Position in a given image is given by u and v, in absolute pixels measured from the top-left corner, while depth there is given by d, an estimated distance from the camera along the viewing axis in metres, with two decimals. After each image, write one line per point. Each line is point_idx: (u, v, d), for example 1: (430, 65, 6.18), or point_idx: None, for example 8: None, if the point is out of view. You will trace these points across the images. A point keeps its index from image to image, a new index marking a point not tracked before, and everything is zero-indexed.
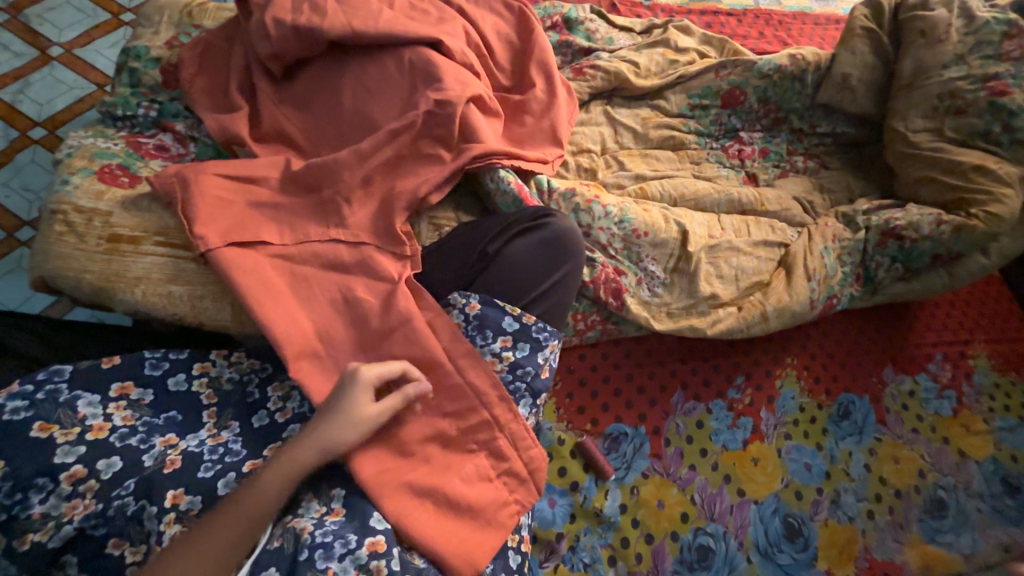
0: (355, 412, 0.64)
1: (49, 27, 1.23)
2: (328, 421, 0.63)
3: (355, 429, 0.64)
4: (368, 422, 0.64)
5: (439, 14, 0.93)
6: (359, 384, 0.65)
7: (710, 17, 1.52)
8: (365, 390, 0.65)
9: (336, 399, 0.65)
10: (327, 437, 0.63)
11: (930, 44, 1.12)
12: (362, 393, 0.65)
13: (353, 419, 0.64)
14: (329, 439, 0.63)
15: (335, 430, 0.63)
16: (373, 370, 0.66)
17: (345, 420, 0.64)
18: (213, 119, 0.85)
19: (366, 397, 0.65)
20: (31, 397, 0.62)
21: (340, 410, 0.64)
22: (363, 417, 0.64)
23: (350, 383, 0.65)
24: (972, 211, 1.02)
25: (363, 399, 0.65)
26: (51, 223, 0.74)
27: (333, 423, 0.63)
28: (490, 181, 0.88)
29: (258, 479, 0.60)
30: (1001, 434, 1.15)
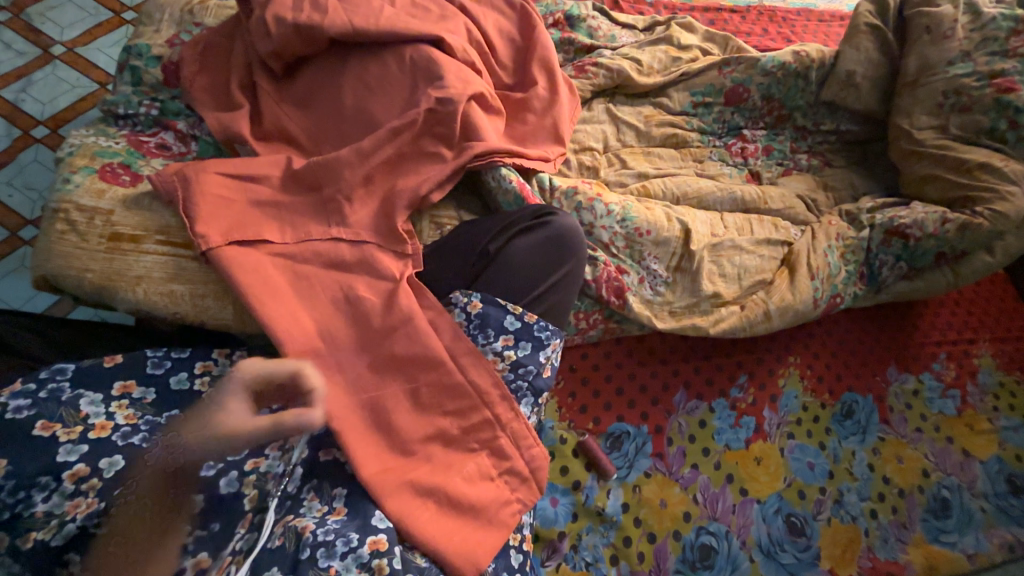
0: (219, 419, 0.56)
1: (51, 25, 1.23)
2: (188, 429, 0.58)
3: (216, 439, 0.56)
4: (230, 432, 0.55)
5: (440, 11, 0.93)
6: (229, 387, 0.57)
7: (713, 14, 1.51)
8: (240, 393, 0.57)
9: (206, 404, 0.58)
10: (187, 443, 0.57)
11: (936, 41, 1.11)
12: (231, 397, 0.57)
13: (216, 427, 0.56)
14: (188, 446, 0.57)
15: (194, 437, 0.57)
16: (251, 370, 0.58)
17: (205, 425, 0.57)
18: (214, 117, 0.85)
19: (236, 401, 0.57)
20: (33, 396, 0.62)
21: (202, 416, 0.57)
22: (225, 424, 0.56)
23: (222, 387, 0.58)
24: (978, 209, 1.02)
25: (229, 405, 0.57)
26: (52, 222, 0.74)
27: (193, 431, 0.57)
28: (492, 179, 0.88)
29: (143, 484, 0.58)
30: (1006, 433, 1.14)
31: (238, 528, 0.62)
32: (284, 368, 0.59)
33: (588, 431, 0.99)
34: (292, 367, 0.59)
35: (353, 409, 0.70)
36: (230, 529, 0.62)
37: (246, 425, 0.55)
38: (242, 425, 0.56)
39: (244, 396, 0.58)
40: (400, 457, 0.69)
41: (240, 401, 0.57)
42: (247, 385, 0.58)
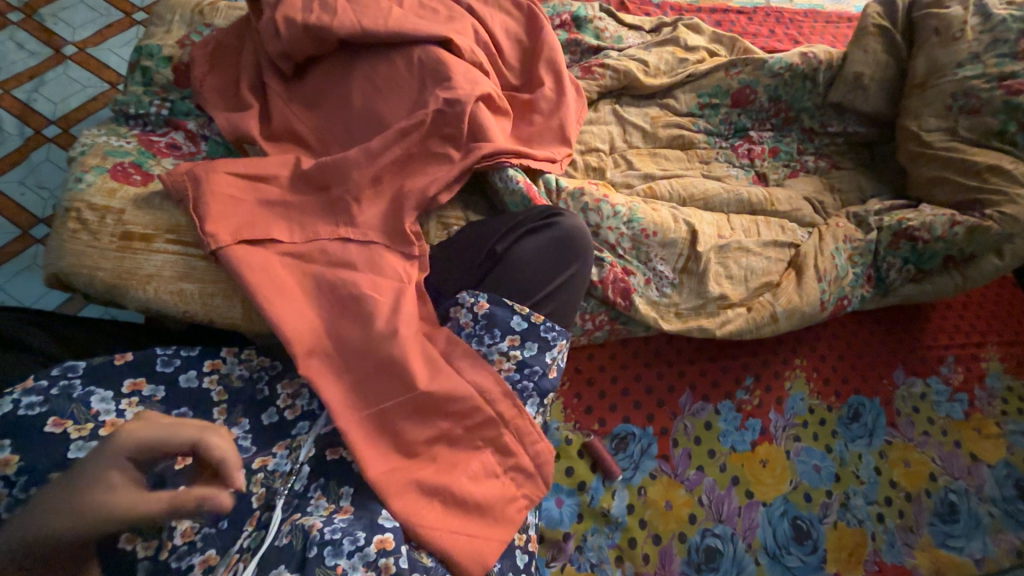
0: (108, 494, 0.50)
1: (63, 26, 1.24)
2: (64, 506, 0.50)
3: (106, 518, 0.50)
4: (122, 511, 0.50)
5: (448, 12, 0.93)
6: (110, 456, 0.52)
7: (720, 15, 1.51)
8: (115, 463, 0.52)
9: (82, 472, 0.51)
10: (64, 521, 0.50)
11: (945, 42, 1.10)
12: (112, 469, 0.51)
13: (106, 505, 0.50)
14: (67, 526, 0.50)
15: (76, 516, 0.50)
16: (133, 442, 0.52)
17: (92, 502, 0.50)
18: (223, 117, 0.86)
19: (116, 475, 0.51)
20: (45, 393, 0.63)
21: (85, 491, 0.50)
22: (117, 502, 0.50)
23: (100, 455, 0.52)
24: (987, 212, 1.01)
25: (117, 477, 0.51)
26: (65, 221, 0.75)
27: (73, 509, 0.50)
28: (499, 180, 0.88)
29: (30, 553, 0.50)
30: (1014, 437, 1.13)
31: (246, 526, 0.64)
32: (172, 438, 0.54)
33: (594, 432, 0.99)
34: (187, 439, 0.54)
35: (360, 407, 0.70)
36: (239, 526, 0.64)
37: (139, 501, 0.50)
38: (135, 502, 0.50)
39: (124, 468, 0.52)
40: (405, 456, 0.69)
41: (122, 472, 0.52)
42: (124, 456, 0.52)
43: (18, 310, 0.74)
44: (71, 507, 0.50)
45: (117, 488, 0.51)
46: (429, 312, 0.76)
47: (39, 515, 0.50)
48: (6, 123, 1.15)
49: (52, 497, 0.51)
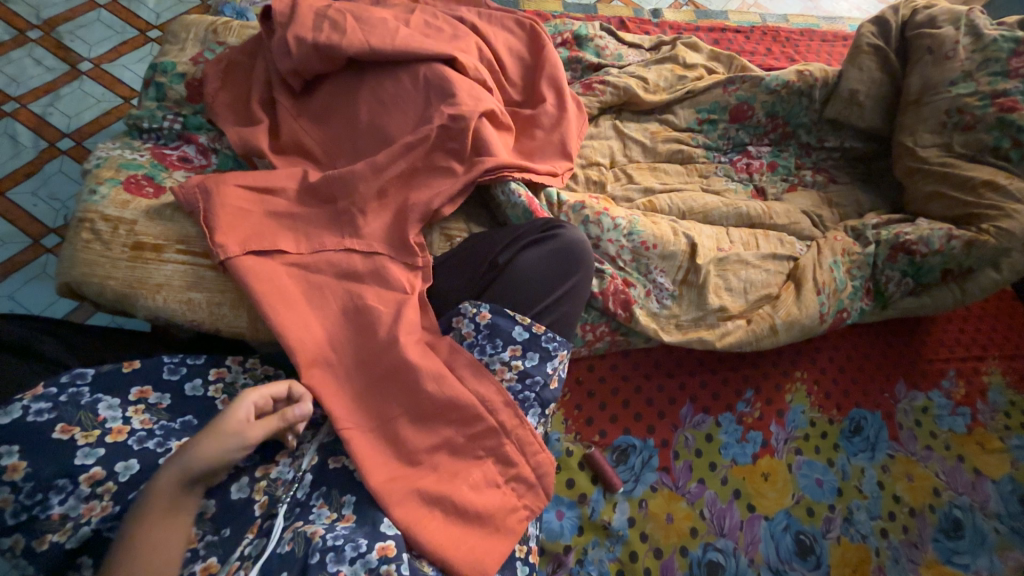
0: (233, 425, 0.61)
1: (80, 43, 1.28)
2: (197, 448, 0.59)
3: (231, 448, 0.60)
4: (246, 438, 0.61)
5: (453, 31, 0.96)
6: (238, 398, 0.63)
7: (718, 34, 1.55)
8: (239, 406, 0.62)
9: (212, 420, 0.61)
10: (196, 458, 0.58)
11: (938, 61, 1.13)
12: (238, 407, 0.62)
13: (235, 434, 0.60)
14: (201, 460, 0.58)
15: (207, 450, 0.59)
16: (256, 391, 0.64)
17: (219, 436, 0.59)
18: (234, 131, 0.88)
19: (242, 412, 0.62)
20: (54, 400, 0.63)
21: (214, 426, 0.60)
22: (243, 430, 0.61)
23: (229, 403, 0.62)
24: (983, 226, 1.02)
25: (240, 414, 0.62)
26: (78, 231, 0.77)
27: (201, 448, 0.59)
28: (501, 193, 0.90)
29: (155, 489, 0.57)
30: (1018, 452, 1.13)
31: (247, 534, 0.64)
32: (282, 385, 0.66)
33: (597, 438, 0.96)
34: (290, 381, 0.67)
35: (363, 415, 0.71)
36: (240, 534, 0.64)
37: (263, 429, 0.62)
38: (261, 429, 0.62)
39: (250, 409, 0.63)
40: (407, 465, 0.70)
41: (246, 411, 0.62)
42: (248, 397, 0.63)
43: (26, 316, 0.75)
44: (202, 446, 0.59)
45: (242, 422, 0.61)
46: (431, 322, 0.77)
47: (174, 461, 0.58)
48: (22, 136, 1.18)
49: (186, 443, 0.59)
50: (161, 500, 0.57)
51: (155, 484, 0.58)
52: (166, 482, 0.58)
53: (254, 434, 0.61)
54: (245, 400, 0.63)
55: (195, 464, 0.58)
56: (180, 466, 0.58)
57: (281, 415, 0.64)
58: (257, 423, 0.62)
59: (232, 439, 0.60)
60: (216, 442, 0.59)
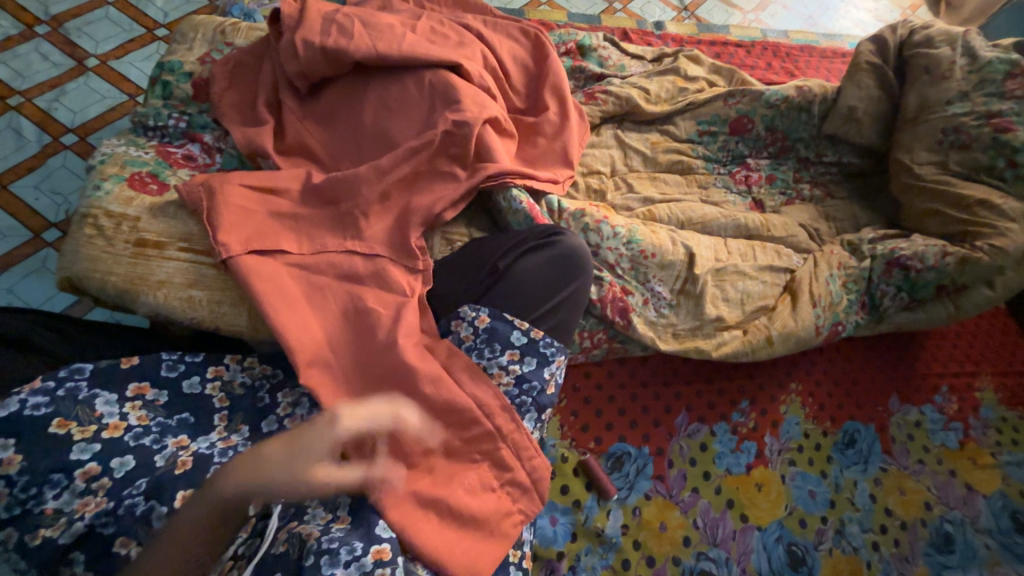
0: (319, 469, 0.58)
1: (87, 39, 1.29)
2: (278, 479, 0.57)
3: (308, 487, 0.58)
4: (327, 484, 0.58)
5: (459, 38, 0.98)
6: (330, 437, 0.59)
7: (719, 47, 1.57)
8: (329, 443, 0.59)
9: (301, 440, 0.58)
10: (273, 486, 0.57)
11: (934, 81, 1.15)
12: (328, 444, 0.59)
13: (317, 479, 0.58)
14: (277, 490, 0.57)
15: (286, 485, 0.57)
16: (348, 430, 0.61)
17: (303, 474, 0.57)
18: (239, 131, 0.89)
19: (330, 455, 0.59)
20: (52, 394, 0.63)
21: (304, 463, 0.57)
22: (327, 478, 0.58)
23: (322, 428, 0.59)
24: (977, 244, 1.04)
25: (327, 455, 0.59)
26: (81, 226, 0.77)
27: (280, 478, 0.57)
28: (503, 199, 0.91)
29: (219, 499, 0.56)
30: (1009, 468, 1.14)
31: (240, 533, 0.64)
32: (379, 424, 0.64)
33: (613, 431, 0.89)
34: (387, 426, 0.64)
35: None
36: None
37: (344, 476, 0.60)
38: (342, 475, 0.60)
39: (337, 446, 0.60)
40: (403, 467, 0.70)
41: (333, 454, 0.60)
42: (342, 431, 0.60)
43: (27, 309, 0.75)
44: (286, 470, 0.57)
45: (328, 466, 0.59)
46: (430, 325, 0.78)
47: (252, 481, 0.56)
48: (26, 130, 1.18)
49: (268, 456, 0.57)
50: (223, 509, 0.57)
51: (225, 488, 0.56)
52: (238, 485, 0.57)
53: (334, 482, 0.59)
54: (334, 438, 0.60)
55: (269, 481, 0.57)
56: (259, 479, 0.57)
57: (364, 469, 0.62)
58: (342, 470, 0.60)
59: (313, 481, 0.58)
60: (297, 479, 0.57)
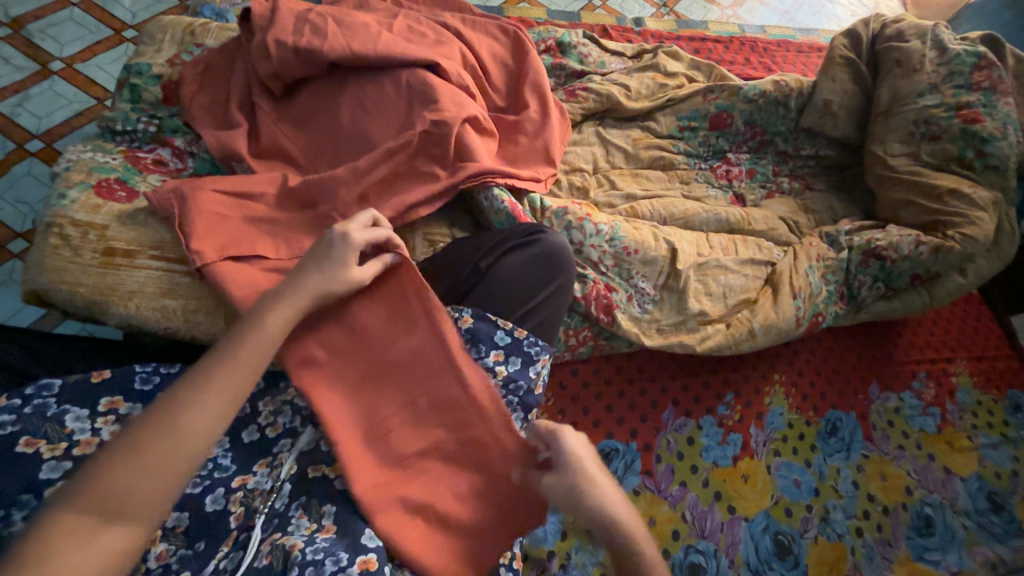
0: (349, 267, 0.69)
1: (51, 42, 1.25)
2: (319, 276, 0.67)
3: (346, 283, 0.68)
4: (356, 277, 0.69)
5: (436, 37, 0.97)
6: (345, 237, 0.69)
7: (698, 43, 1.58)
8: (347, 248, 0.69)
9: (325, 258, 0.68)
10: (319, 284, 0.66)
11: (906, 73, 1.17)
12: (347, 247, 0.69)
13: (344, 272, 0.68)
14: (322, 286, 0.66)
15: (326, 280, 0.67)
16: (358, 236, 0.70)
17: (336, 270, 0.68)
18: (211, 135, 0.87)
19: (352, 254, 0.69)
20: (17, 412, 0.61)
21: (334, 261, 0.68)
22: (356, 271, 0.69)
23: (331, 237, 0.69)
24: (949, 233, 1.06)
25: (348, 256, 0.69)
26: (46, 236, 0.75)
27: (319, 275, 0.67)
28: (484, 199, 0.90)
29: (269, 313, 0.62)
30: (985, 450, 1.17)
31: (222, 547, 0.62)
32: (383, 232, 0.73)
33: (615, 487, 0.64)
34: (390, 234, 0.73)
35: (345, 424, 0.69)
36: (214, 547, 0.62)
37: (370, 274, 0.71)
38: (367, 272, 0.71)
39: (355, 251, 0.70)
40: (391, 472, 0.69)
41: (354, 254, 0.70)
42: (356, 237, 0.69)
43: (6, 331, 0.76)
44: (315, 282, 0.66)
45: (353, 265, 0.69)
46: None
47: (301, 284, 0.66)
48: None
49: (296, 274, 0.66)
50: (278, 320, 0.62)
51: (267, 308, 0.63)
52: (272, 317, 0.62)
53: (362, 275, 0.70)
54: (353, 236, 0.69)
55: (310, 300, 0.65)
56: (295, 301, 0.64)
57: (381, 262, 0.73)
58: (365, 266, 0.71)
59: (343, 274, 0.68)
60: (334, 277, 0.67)
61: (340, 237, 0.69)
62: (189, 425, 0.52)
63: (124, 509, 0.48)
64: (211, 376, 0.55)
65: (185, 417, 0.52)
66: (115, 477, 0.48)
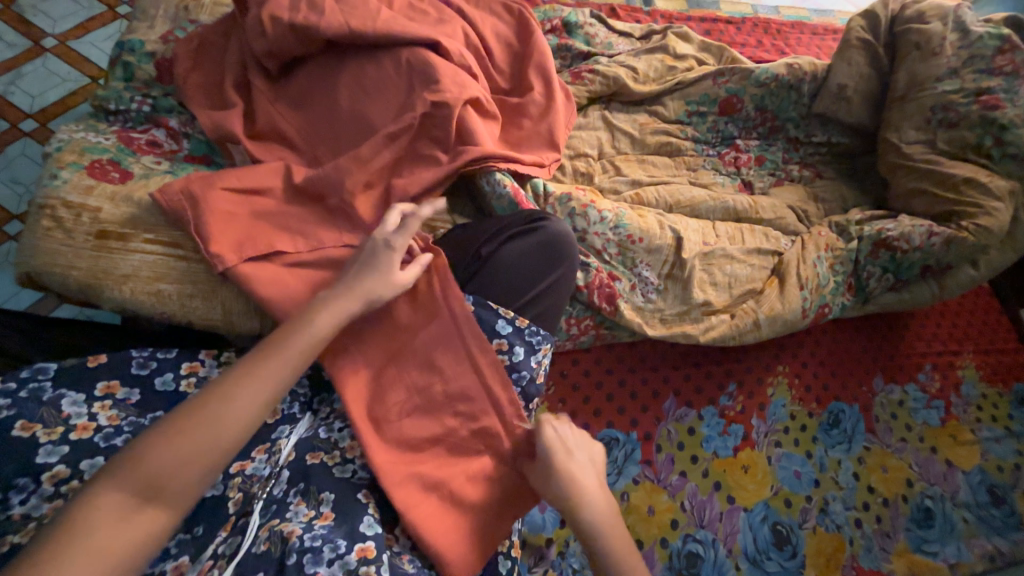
0: (391, 272, 0.69)
1: (43, 18, 1.22)
2: (363, 280, 0.67)
3: (391, 285, 0.68)
4: (400, 282, 0.69)
5: (438, 15, 0.93)
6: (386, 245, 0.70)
7: (709, 24, 1.53)
8: (390, 252, 0.69)
9: (369, 263, 0.68)
10: (364, 287, 0.66)
11: (925, 57, 1.13)
12: (389, 253, 0.69)
13: (388, 276, 0.68)
14: (367, 291, 0.66)
15: (371, 284, 0.67)
16: (398, 241, 0.70)
17: (379, 276, 0.68)
18: (206, 115, 0.84)
19: (395, 259, 0.69)
20: (13, 396, 0.61)
21: (378, 266, 0.68)
22: (400, 275, 0.69)
23: (373, 244, 0.70)
24: (963, 223, 1.04)
25: (391, 262, 0.69)
26: (38, 218, 0.73)
27: (364, 279, 0.67)
28: (486, 183, 0.88)
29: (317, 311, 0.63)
30: (988, 444, 1.16)
31: (220, 532, 0.62)
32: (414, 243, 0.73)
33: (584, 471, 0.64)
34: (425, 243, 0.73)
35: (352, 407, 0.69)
36: (214, 531, 0.62)
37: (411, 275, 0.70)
38: (410, 274, 0.70)
39: (398, 257, 0.70)
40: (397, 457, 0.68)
41: (396, 259, 0.70)
42: (397, 245, 0.70)
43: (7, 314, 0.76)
44: (360, 284, 0.66)
45: (396, 270, 0.69)
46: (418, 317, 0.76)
47: (347, 288, 0.66)
48: None
49: (343, 279, 0.67)
50: (324, 319, 0.62)
51: (314, 308, 0.63)
52: (321, 316, 0.63)
53: (405, 278, 0.70)
54: (395, 243, 0.70)
55: (355, 301, 0.65)
56: (339, 304, 0.64)
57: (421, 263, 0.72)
58: (407, 269, 0.71)
59: (385, 277, 0.68)
60: (378, 280, 0.67)
61: (378, 243, 0.70)
62: (232, 414, 0.53)
63: (166, 491, 0.49)
64: (258, 367, 0.56)
65: (230, 405, 0.53)
66: (158, 458, 0.49)
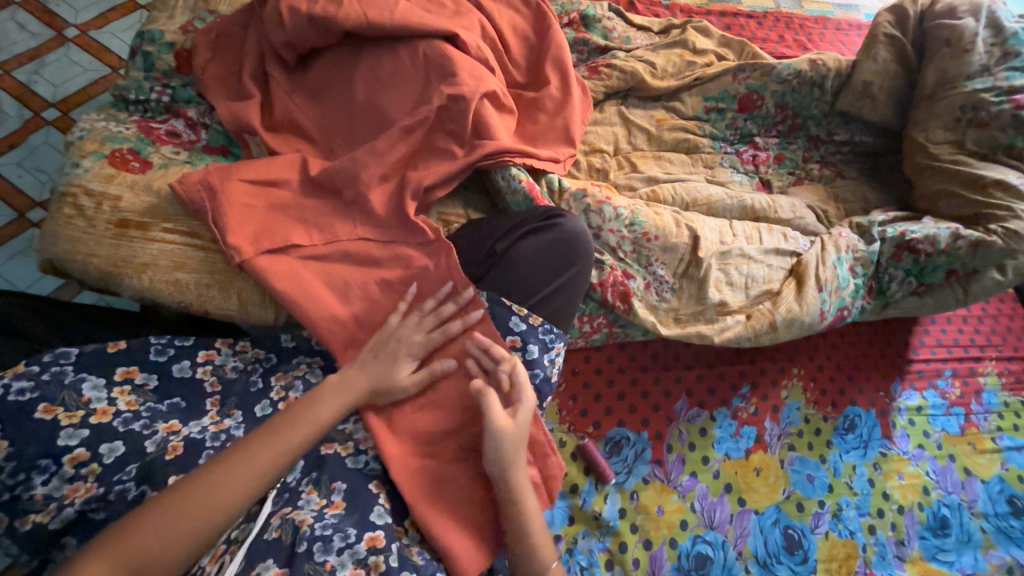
0: (397, 375, 0.70)
1: (65, 8, 1.23)
2: (367, 377, 0.69)
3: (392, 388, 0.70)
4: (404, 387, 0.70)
5: (455, 7, 0.92)
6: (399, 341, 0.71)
7: (729, 19, 1.50)
8: (400, 353, 0.71)
9: (380, 362, 0.70)
10: (366, 388, 0.68)
11: (956, 53, 1.08)
12: (402, 353, 0.71)
13: (392, 378, 0.70)
14: (367, 394, 0.68)
15: (374, 386, 0.69)
16: (414, 341, 0.72)
17: (386, 375, 0.70)
18: (224, 106, 0.85)
19: (405, 362, 0.71)
20: (36, 378, 0.62)
21: (386, 364, 0.70)
22: (405, 381, 0.70)
23: (388, 333, 0.72)
24: (990, 227, 1.00)
25: (401, 364, 0.71)
26: (61, 205, 0.74)
27: (367, 378, 0.69)
28: (501, 177, 0.87)
29: (318, 402, 0.65)
30: (1009, 454, 1.13)
31: None
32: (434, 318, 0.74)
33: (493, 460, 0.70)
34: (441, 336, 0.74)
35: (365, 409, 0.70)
36: None
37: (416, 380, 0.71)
38: (414, 379, 0.71)
39: (409, 362, 0.71)
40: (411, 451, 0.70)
41: (406, 366, 0.71)
42: (412, 344, 0.72)
43: (29, 298, 0.77)
44: (363, 385, 0.68)
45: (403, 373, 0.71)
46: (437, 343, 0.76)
47: (350, 384, 0.68)
48: (5, 104, 1.13)
49: (349, 370, 0.69)
50: (323, 408, 0.65)
51: (317, 397, 0.65)
52: (321, 408, 0.65)
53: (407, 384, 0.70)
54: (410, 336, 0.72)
55: (355, 398, 0.67)
56: (340, 398, 0.66)
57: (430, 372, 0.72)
58: (414, 374, 0.71)
59: (392, 377, 0.70)
60: (383, 381, 0.69)
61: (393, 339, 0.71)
62: (219, 500, 0.56)
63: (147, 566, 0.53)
64: (252, 456, 0.59)
65: (218, 491, 0.57)
66: (146, 534, 0.53)
